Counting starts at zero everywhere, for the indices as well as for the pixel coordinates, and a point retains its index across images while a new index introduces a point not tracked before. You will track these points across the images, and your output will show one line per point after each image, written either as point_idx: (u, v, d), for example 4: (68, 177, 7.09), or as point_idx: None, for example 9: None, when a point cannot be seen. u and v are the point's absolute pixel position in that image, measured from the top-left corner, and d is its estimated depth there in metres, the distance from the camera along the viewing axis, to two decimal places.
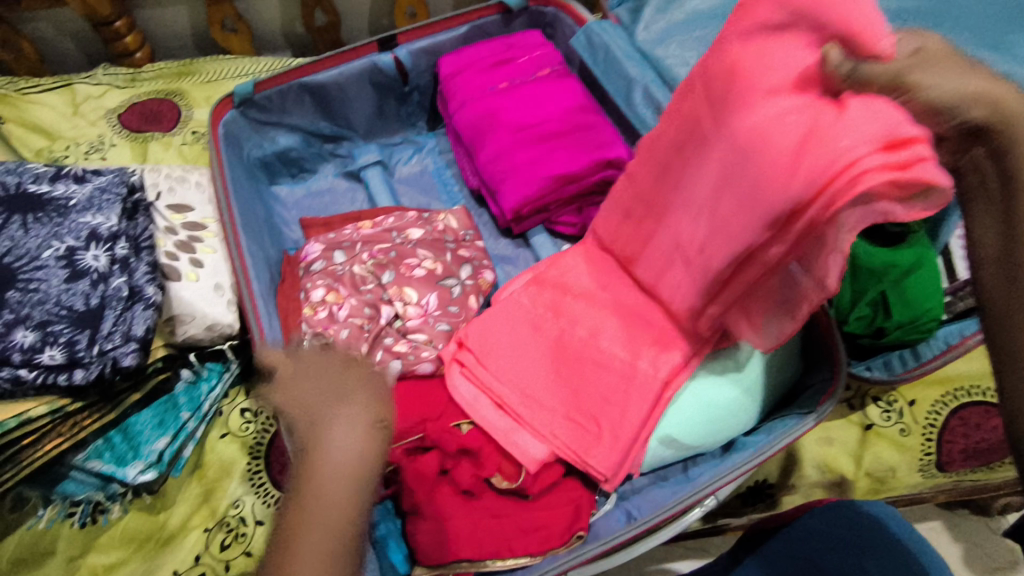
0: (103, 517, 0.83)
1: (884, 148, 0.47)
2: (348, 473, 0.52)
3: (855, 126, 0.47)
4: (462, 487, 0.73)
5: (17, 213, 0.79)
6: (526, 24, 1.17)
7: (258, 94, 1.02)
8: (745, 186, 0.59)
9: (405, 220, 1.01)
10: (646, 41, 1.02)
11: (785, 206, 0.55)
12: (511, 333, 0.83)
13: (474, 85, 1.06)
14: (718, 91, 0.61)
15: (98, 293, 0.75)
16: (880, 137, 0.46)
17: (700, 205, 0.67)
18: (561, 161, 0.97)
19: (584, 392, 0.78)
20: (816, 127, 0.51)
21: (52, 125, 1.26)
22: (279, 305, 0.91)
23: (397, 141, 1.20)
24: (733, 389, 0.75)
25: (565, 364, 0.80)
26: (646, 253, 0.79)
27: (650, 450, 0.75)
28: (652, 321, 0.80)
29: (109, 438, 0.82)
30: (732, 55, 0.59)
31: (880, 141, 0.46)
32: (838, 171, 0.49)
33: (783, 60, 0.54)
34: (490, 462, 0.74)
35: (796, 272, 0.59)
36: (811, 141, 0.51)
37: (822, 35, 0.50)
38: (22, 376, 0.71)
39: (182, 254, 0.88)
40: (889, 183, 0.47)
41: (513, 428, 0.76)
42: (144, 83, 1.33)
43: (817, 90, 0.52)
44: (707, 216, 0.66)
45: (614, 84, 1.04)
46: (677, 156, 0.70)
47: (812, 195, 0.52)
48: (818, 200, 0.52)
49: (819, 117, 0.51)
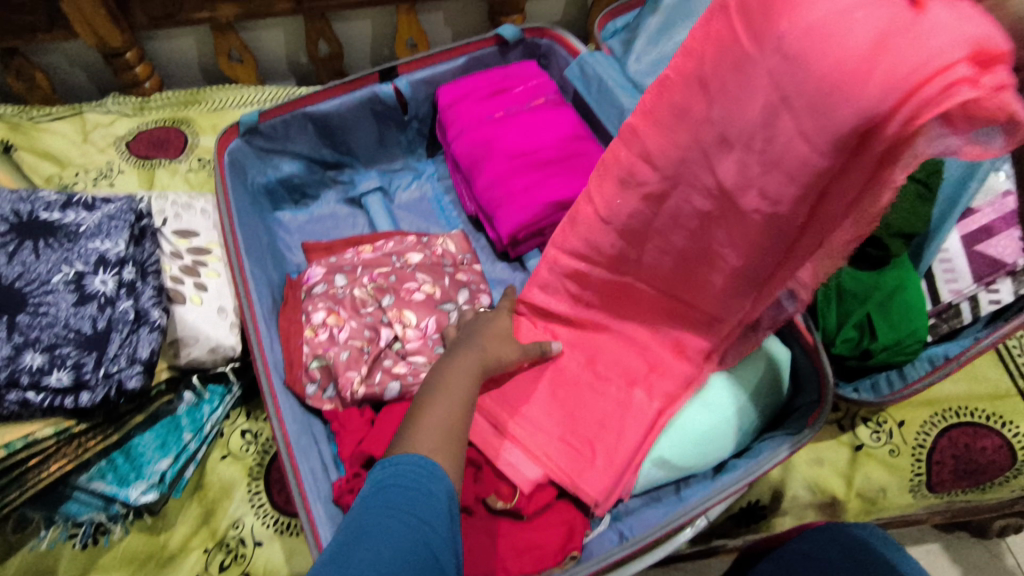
0: (104, 538, 0.84)
1: (973, 59, 0.40)
2: (468, 374, 0.70)
3: (943, 28, 0.40)
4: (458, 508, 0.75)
5: (28, 239, 0.81)
6: (522, 55, 1.21)
7: (263, 123, 1.05)
8: (802, 113, 0.49)
9: (405, 244, 1.03)
10: (637, 73, 1.06)
11: (851, 129, 0.46)
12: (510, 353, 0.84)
13: (471, 113, 1.10)
14: (756, 3, 0.50)
15: (105, 316, 0.77)
16: (973, 42, 0.39)
17: (727, 162, 0.57)
18: (557, 187, 1.00)
19: (583, 412, 0.80)
20: (895, 24, 0.42)
21: (63, 153, 1.30)
22: (281, 327, 0.93)
23: (397, 167, 1.23)
24: (710, 412, 0.77)
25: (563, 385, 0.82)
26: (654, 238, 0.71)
27: (643, 473, 0.77)
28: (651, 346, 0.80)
29: (113, 459, 0.84)
30: None
31: (971, 47, 0.39)
32: (929, 74, 0.40)
33: None
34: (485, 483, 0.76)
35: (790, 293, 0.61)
36: (885, 43, 0.42)
37: None
38: (31, 398, 0.73)
39: (186, 278, 0.91)
40: (971, 106, 0.40)
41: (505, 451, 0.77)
42: (153, 111, 1.37)
43: None
44: (731, 177, 0.58)
45: (607, 113, 1.07)
46: (692, 109, 0.59)
47: (891, 108, 0.43)
48: (899, 117, 0.43)
49: (896, 14, 0.42)
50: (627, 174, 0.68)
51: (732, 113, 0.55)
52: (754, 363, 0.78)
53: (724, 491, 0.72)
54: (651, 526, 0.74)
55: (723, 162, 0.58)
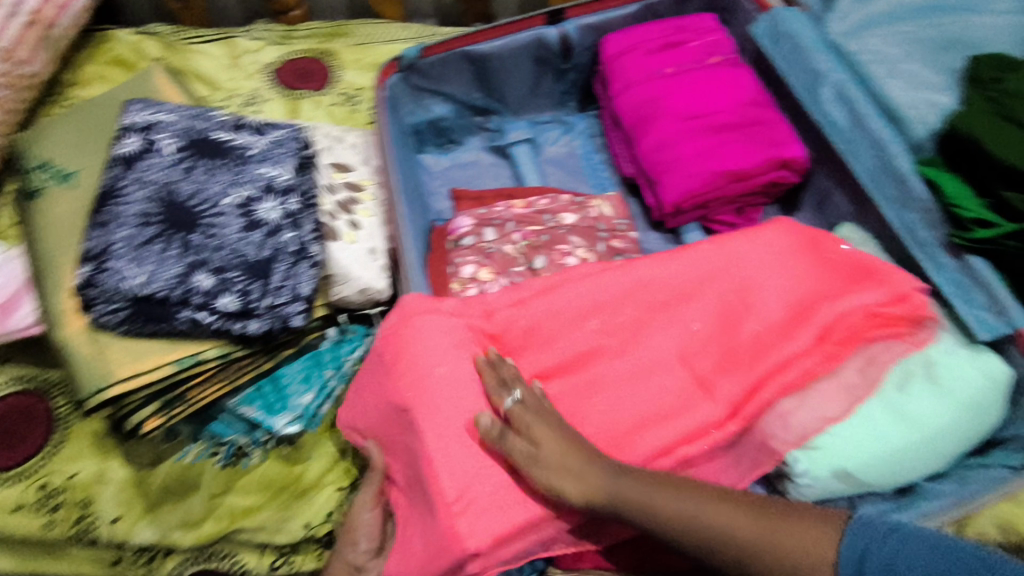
0: (244, 461, 0.85)
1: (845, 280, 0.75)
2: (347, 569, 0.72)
3: (799, 253, 0.77)
4: None
5: (201, 158, 0.81)
6: (699, 6, 1.09)
7: (422, 59, 1.00)
8: (764, 288, 0.75)
9: (559, 203, 0.96)
10: (901, 99, 0.85)
11: (777, 300, 0.74)
12: (380, 378, 0.71)
13: (641, 66, 1.00)
14: (869, 256, 0.77)
15: (270, 246, 0.77)
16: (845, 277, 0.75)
17: (709, 293, 0.75)
18: (734, 156, 0.92)
19: (428, 522, 0.63)
20: (817, 248, 0.79)
21: (212, 75, 1.29)
22: (430, 275, 0.88)
23: (546, 119, 1.15)
24: (903, 424, 0.67)
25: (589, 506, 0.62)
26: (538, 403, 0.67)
27: (820, 482, 0.66)
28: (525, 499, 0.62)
29: (260, 387, 0.83)
30: (814, 233, 0.80)
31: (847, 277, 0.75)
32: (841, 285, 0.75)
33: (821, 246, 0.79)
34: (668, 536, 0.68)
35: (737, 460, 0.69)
36: (798, 252, 0.77)
37: (840, 252, 0.78)
38: (201, 319, 0.73)
39: (341, 215, 0.88)
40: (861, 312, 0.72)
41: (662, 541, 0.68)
42: (299, 41, 1.35)
43: (871, 264, 0.76)
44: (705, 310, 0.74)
45: (884, 183, 0.83)
46: (721, 282, 0.75)
47: (813, 310, 0.73)
48: (811, 310, 0.73)
49: (810, 248, 0.78)
50: (658, 311, 0.74)
51: (754, 280, 0.75)
52: (967, 376, 0.68)
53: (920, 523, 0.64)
54: None
55: (723, 294, 0.75)
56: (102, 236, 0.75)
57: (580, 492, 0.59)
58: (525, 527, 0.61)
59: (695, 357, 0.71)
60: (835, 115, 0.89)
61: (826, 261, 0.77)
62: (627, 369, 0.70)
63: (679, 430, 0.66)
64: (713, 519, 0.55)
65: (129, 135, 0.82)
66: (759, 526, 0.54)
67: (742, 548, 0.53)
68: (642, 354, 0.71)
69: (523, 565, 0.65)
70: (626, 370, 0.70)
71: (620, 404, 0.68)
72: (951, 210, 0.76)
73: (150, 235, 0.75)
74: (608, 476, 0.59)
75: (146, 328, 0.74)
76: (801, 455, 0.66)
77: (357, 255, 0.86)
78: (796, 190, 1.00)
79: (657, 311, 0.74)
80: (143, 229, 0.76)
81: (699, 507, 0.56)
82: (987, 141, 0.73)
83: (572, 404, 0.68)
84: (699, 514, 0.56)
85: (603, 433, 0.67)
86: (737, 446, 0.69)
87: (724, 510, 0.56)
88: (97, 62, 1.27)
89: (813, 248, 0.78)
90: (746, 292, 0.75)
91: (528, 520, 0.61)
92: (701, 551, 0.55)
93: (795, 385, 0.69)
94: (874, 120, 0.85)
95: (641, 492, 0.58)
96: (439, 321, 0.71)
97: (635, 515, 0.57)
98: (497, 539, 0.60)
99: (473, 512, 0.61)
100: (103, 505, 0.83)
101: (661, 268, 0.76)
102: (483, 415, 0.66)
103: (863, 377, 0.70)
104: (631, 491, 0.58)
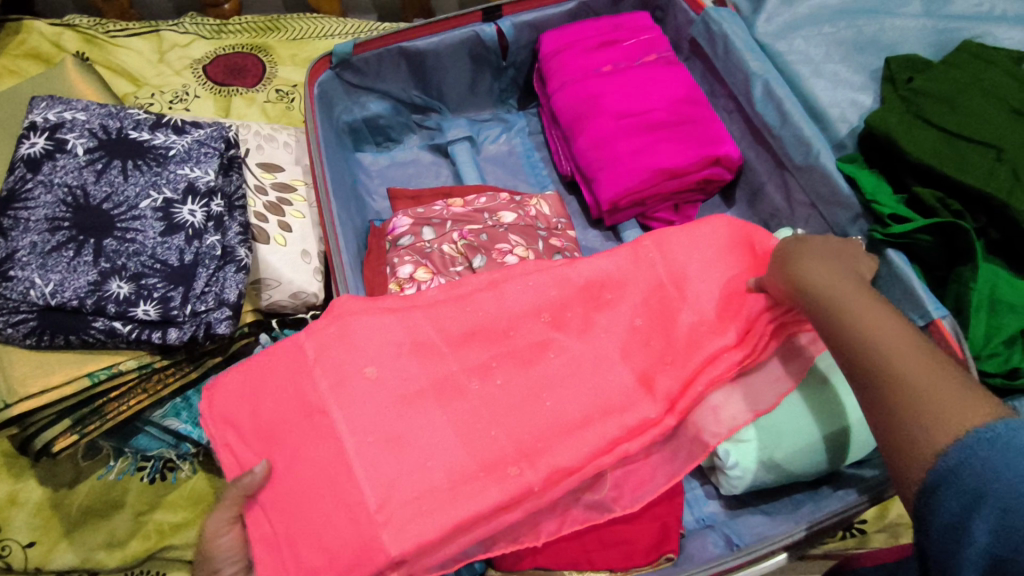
0: (171, 475, 0.83)
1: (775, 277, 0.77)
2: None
3: (733, 249, 0.78)
4: (546, 514, 0.65)
5: (117, 158, 0.77)
6: (634, 5, 1.10)
7: (356, 56, 0.98)
8: (700, 284, 0.75)
9: (497, 202, 0.95)
10: (824, 98, 0.88)
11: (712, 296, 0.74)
12: (290, 377, 0.66)
13: (577, 65, 1.01)
14: None
15: (192, 249, 0.73)
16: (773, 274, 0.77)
17: (641, 289, 0.75)
18: (669, 154, 0.93)
19: (326, 525, 0.59)
20: (750, 244, 0.79)
21: (138, 71, 1.24)
22: (366, 277, 0.86)
23: (485, 117, 1.15)
24: (823, 416, 0.71)
25: (523, 510, 0.62)
26: (469, 406, 0.66)
27: (749, 473, 0.71)
28: (460, 507, 0.60)
29: (188, 398, 0.80)
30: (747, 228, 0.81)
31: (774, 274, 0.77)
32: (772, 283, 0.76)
33: (760, 243, 0.80)
34: (607, 542, 0.68)
35: (671, 457, 0.69)
36: (735, 249, 0.78)
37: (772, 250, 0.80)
38: (118, 329, 0.70)
39: (271, 216, 0.86)
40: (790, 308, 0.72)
41: (602, 541, 0.68)
42: (231, 35, 1.30)
43: None
44: (639, 307, 0.74)
45: (813, 180, 0.85)
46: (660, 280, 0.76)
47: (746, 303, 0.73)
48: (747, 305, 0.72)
49: (745, 242, 0.79)
50: (593, 307, 0.74)
51: (690, 275, 0.76)
52: None
53: (830, 512, 0.68)
54: (764, 538, 0.69)
55: (655, 290, 0.75)
56: (5, 243, 0.70)
57: (819, 282, 0.57)
58: (454, 533, 0.60)
59: (632, 354, 0.70)
60: (765, 114, 0.91)
61: (757, 256, 0.79)
62: (562, 365, 0.69)
63: (618, 429, 0.65)
64: (899, 357, 0.47)
65: (35, 135, 0.77)
66: (920, 385, 0.45)
67: (902, 350, 0.47)
68: (574, 353, 0.70)
69: (461, 568, 0.66)
70: (558, 376, 0.68)
71: (554, 405, 0.67)
72: (871, 206, 0.78)
73: (59, 241, 0.71)
74: (861, 293, 0.54)
75: (57, 340, 0.70)
76: (731, 448, 0.71)
77: (291, 260, 0.84)
78: (729, 186, 1.03)
79: (592, 310, 0.74)
80: (52, 235, 0.71)
81: (895, 336, 0.49)
82: (903, 138, 0.76)
83: (501, 405, 0.66)
84: (896, 344, 0.48)
85: (536, 436, 0.65)
86: (673, 439, 0.69)
87: (904, 341, 0.48)
88: (6, 55, 1.19)
89: (746, 244, 0.79)
90: (679, 288, 0.75)
91: (455, 527, 0.59)
92: (855, 369, 0.50)
93: (725, 377, 0.69)
94: (800, 118, 0.87)
95: (848, 292, 0.55)
96: (369, 324, 0.69)
97: (839, 301, 0.54)
98: (420, 547, 0.58)
99: (397, 518, 0.59)
100: (17, 528, 0.78)
101: (596, 266, 0.76)
102: (412, 417, 0.64)
103: (792, 364, 0.72)
104: (826, 282, 0.57)
